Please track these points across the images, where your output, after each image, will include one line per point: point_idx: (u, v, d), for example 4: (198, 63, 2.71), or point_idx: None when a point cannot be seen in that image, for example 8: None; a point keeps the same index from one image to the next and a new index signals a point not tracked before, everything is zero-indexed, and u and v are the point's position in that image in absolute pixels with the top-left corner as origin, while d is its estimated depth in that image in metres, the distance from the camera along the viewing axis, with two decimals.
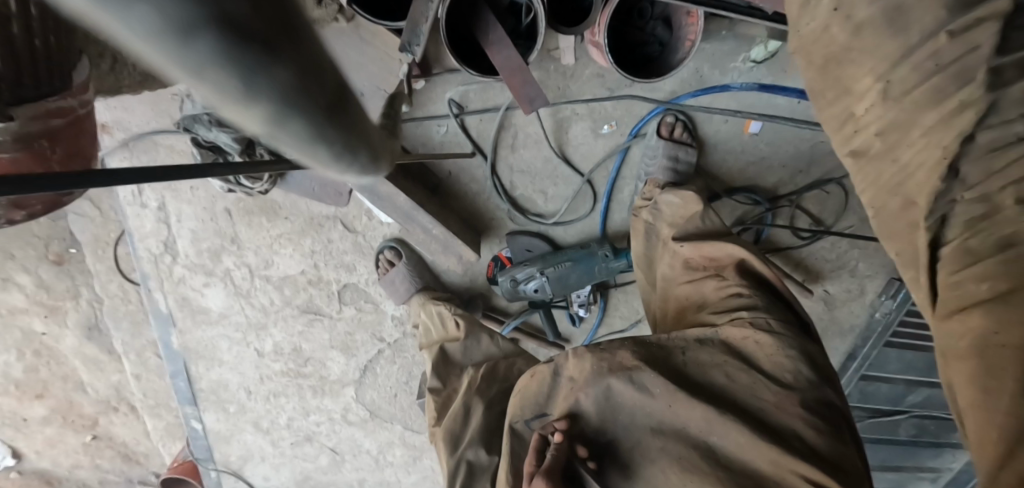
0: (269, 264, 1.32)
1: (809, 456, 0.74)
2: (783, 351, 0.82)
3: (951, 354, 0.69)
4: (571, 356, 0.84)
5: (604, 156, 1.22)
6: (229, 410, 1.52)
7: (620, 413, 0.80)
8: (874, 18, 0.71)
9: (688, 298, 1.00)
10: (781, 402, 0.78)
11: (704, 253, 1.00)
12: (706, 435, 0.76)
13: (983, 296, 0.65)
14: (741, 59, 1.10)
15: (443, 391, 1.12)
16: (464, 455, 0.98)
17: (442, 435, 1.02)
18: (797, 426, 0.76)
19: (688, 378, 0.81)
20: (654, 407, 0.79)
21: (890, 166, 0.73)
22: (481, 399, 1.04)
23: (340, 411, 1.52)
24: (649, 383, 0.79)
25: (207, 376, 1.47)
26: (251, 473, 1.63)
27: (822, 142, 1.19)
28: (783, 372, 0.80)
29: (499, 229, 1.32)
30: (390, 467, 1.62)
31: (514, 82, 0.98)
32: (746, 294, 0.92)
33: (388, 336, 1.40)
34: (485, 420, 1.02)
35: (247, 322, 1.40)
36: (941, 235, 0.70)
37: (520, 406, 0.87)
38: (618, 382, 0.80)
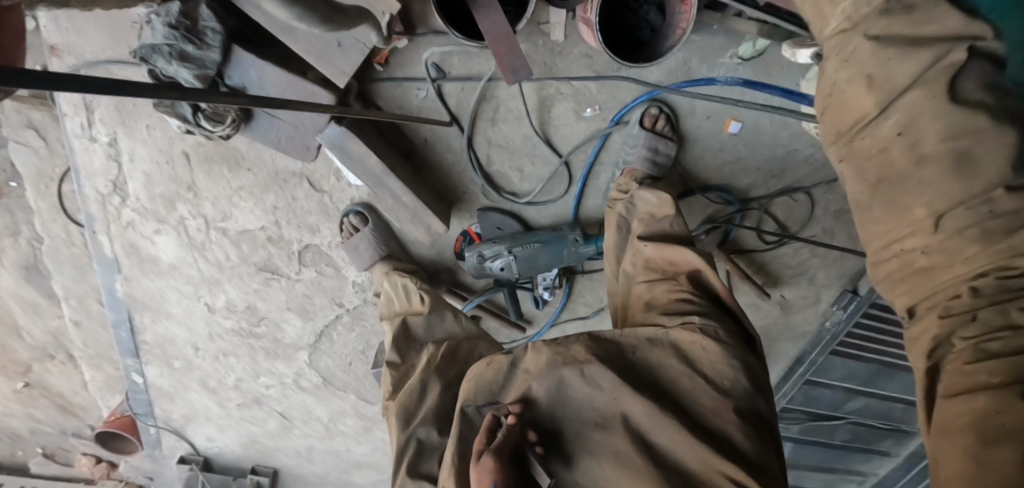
0: (227, 217, 1.27)
1: (737, 461, 0.73)
2: (728, 359, 0.79)
3: (942, 428, 0.66)
4: (529, 349, 0.83)
5: (583, 140, 1.20)
6: (174, 366, 1.46)
7: (569, 406, 0.79)
8: (943, 155, 0.68)
9: (640, 297, 0.98)
10: (719, 407, 0.77)
11: (665, 255, 0.98)
12: (643, 435, 0.76)
13: (988, 384, 0.63)
14: (729, 55, 1.08)
15: (401, 365, 1.08)
16: (415, 432, 0.95)
17: (396, 409, 0.98)
18: (728, 431, 0.76)
19: (632, 375, 0.79)
20: (599, 401, 0.78)
21: (931, 284, 0.72)
22: (439, 378, 1.02)
23: (292, 376, 1.47)
24: (599, 378, 0.78)
25: (152, 329, 1.41)
26: (194, 432, 1.57)
27: (795, 150, 1.18)
28: (723, 378, 0.79)
29: (470, 203, 1.29)
30: (340, 435, 1.57)
31: (499, 50, 0.97)
32: (698, 303, 0.90)
33: (348, 302, 1.37)
34: (441, 401, 0.99)
35: (200, 276, 1.34)
36: (960, 331, 0.68)
37: (473, 392, 0.85)
38: (571, 375, 0.79)
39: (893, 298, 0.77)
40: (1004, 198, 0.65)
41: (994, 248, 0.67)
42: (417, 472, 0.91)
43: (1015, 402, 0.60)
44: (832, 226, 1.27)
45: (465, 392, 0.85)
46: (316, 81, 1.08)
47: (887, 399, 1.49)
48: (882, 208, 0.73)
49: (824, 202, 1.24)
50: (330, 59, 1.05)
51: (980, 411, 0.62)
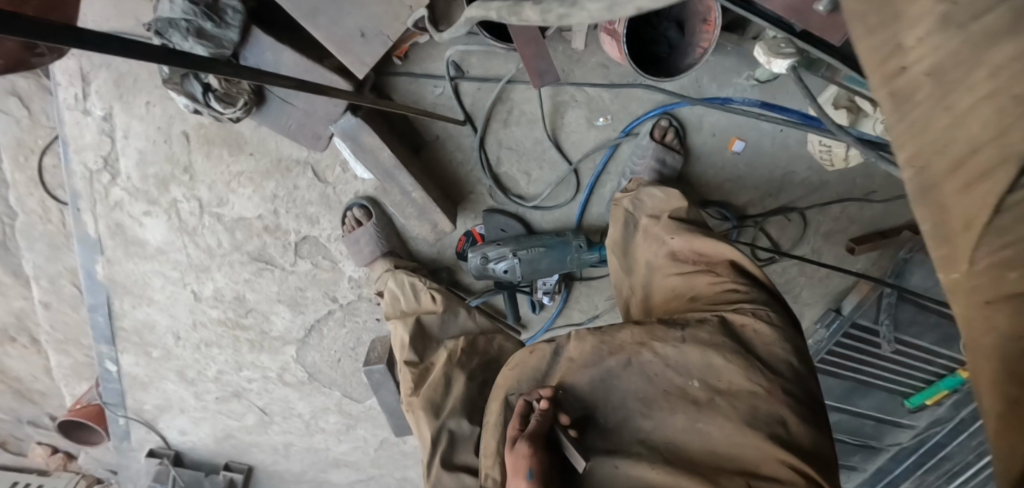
0: (223, 202, 1.23)
1: (790, 445, 0.77)
2: (779, 343, 0.85)
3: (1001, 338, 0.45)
4: (573, 338, 0.87)
5: (593, 147, 1.22)
6: (151, 354, 1.40)
7: (613, 393, 0.83)
8: None
9: (675, 288, 1.01)
10: (773, 389, 0.80)
11: (700, 247, 1.02)
12: (693, 422, 0.79)
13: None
14: (744, 77, 1.13)
15: (420, 364, 1.12)
16: (446, 424, 1.02)
17: (421, 403, 1.04)
18: (783, 413, 0.79)
19: (685, 360, 0.82)
20: (644, 391, 0.82)
21: (943, 119, 0.44)
22: (462, 370, 1.08)
23: (276, 370, 1.42)
24: (649, 368, 0.83)
25: (131, 314, 1.35)
26: (165, 425, 1.50)
27: (792, 173, 1.24)
28: (776, 359, 0.84)
29: (476, 203, 1.29)
30: (321, 433, 1.52)
31: (526, 52, 0.99)
32: (744, 290, 0.93)
33: (342, 297, 1.34)
34: (467, 392, 1.06)
35: (188, 262, 1.29)
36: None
37: (517, 379, 0.89)
38: (616, 365, 0.84)
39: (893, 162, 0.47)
40: None
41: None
42: (450, 464, 1.00)
43: None
44: (819, 247, 1.33)
45: (507, 379, 0.90)
46: (332, 70, 1.06)
47: (858, 415, 1.54)
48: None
49: (815, 224, 1.30)
50: (351, 49, 1.04)
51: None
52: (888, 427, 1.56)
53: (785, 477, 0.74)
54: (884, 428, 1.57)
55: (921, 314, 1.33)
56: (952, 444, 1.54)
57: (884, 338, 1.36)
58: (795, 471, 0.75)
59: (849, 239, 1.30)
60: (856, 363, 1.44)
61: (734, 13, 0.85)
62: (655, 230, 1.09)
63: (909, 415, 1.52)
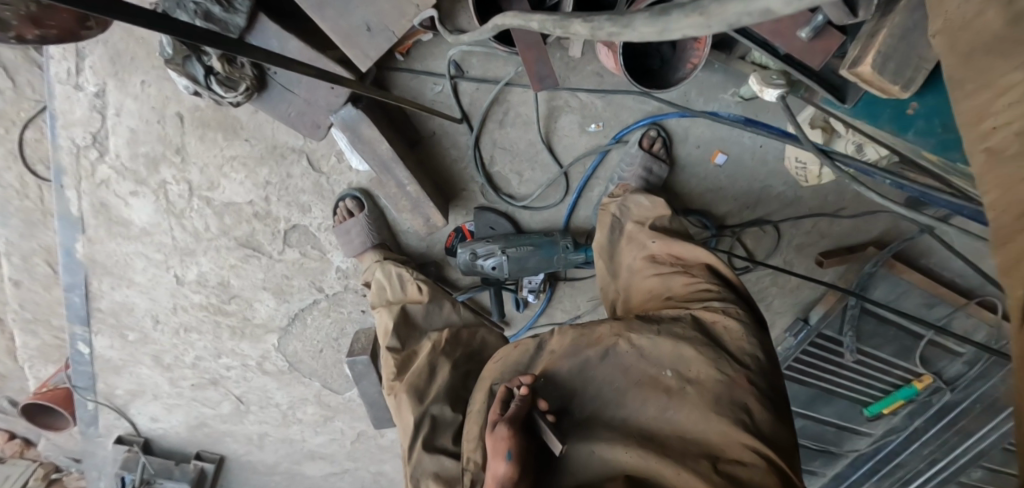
0: (214, 186, 1.23)
1: (755, 432, 0.80)
2: (747, 338, 0.90)
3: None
4: (555, 332, 0.92)
5: (583, 152, 1.27)
6: (127, 338, 1.37)
7: (589, 384, 0.87)
8: None
9: (652, 289, 1.06)
10: (739, 379, 0.84)
11: (675, 251, 1.08)
12: (664, 410, 0.83)
13: None
14: (730, 93, 1.20)
15: (402, 350, 1.14)
16: (429, 409, 1.03)
17: (404, 387, 1.05)
18: (747, 401, 0.82)
19: (658, 351, 0.87)
20: (620, 381, 0.86)
21: None
22: (446, 358, 1.10)
23: (256, 358, 1.41)
24: (623, 358, 0.88)
25: (109, 296, 1.32)
26: (136, 411, 1.47)
27: (769, 187, 1.30)
28: (743, 354, 0.88)
29: (467, 200, 1.31)
30: (297, 424, 1.51)
31: (528, 56, 1.03)
32: (716, 290, 0.98)
33: (328, 287, 1.34)
34: (450, 379, 1.07)
35: (173, 245, 1.28)
36: None
37: (501, 369, 0.93)
38: (593, 355, 0.88)
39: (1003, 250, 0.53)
40: None
41: None
42: (431, 446, 0.99)
43: None
44: (791, 258, 1.41)
45: (493, 370, 0.93)
46: (334, 60, 1.08)
47: (820, 422, 1.63)
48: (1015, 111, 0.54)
49: (788, 236, 1.38)
50: (354, 42, 1.05)
51: None
52: (848, 434, 1.64)
53: (748, 459, 0.77)
54: (844, 435, 1.65)
55: (881, 326, 1.42)
56: (906, 452, 1.63)
57: (848, 348, 1.43)
58: (757, 455, 0.77)
59: (819, 252, 1.39)
60: (821, 371, 1.52)
61: (736, 39, 0.94)
62: (639, 234, 1.14)
63: (868, 423, 1.61)
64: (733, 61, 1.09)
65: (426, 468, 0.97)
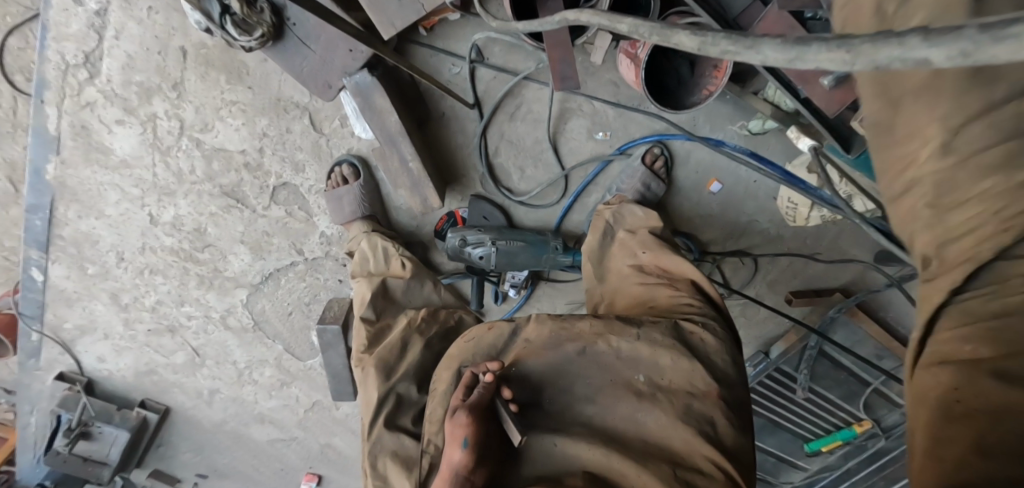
0: (206, 129, 1.18)
1: (717, 444, 0.81)
2: (721, 354, 0.91)
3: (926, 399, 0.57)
4: (532, 320, 0.92)
5: (586, 158, 1.27)
6: (86, 270, 1.30)
7: (563, 378, 0.88)
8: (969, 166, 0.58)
9: (637, 297, 1.08)
10: (709, 392, 0.85)
11: (661, 264, 1.11)
12: (633, 412, 0.84)
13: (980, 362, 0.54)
14: (738, 126, 1.23)
15: (376, 322, 1.13)
16: (395, 386, 1.02)
17: (373, 361, 1.04)
18: (712, 414, 0.84)
19: (636, 355, 0.88)
20: (594, 378, 0.87)
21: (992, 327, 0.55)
22: (420, 337, 1.08)
23: (221, 312, 1.36)
24: (599, 357, 0.88)
25: (74, 224, 1.25)
26: (83, 349, 1.40)
27: (755, 221, 1.35)
28: (717, 369, 0.89)
29: (465, 187, 1.31)
30: (252, 385, 1.47)
31: (554, 54, 1.03)
32: (698, 305, 1.00)
33: (308, 251, 1.30)
34: (421, 358, 1.06)
35: (152, 182, 1.23)
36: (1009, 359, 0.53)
37: (473, 352, 0.92)
38: (571, 350, 0.89)
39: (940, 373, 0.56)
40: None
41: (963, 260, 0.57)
42: (392, 424, 0.98)
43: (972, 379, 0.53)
44: (763, 293, 1.45)
45: (463, 351, 0.92)
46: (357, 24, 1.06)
47: (763, 451, 1.69)
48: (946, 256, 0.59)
49: (764, 271, 1.42)
50: (383, 9, 1.03)
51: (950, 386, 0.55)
52: (785, 466, 1.71)
53: (706, 470, 0.79)
54: (781, 466, 1.71)
55: (834, 369, 1.49)
56: None
57: (800, 385, 1.50)
58: (716, 467, 0.79)
59: (789, 291, 1.44)
60: (770, 403, 1.58)
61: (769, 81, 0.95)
62: (630, 242, 1.16)
63: (806, 458, 1.68)
64: (749, 95, 1.12)
65: (385, 445, 0.96)
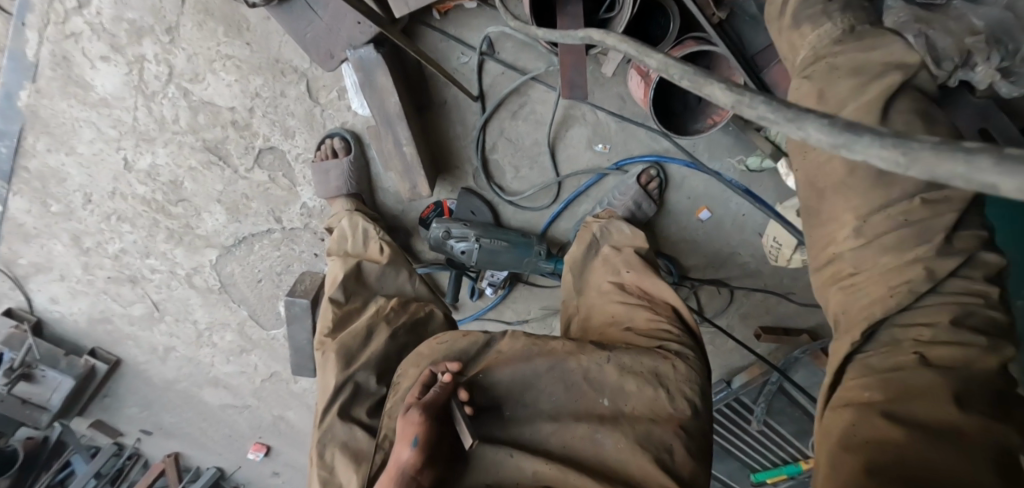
0: (196, 79, 1.13)
1: (674, 475, 0.78)
2: (691, 382, 0.86)
3: (830, 436, 0.65)
4: (507, 335, 0.90)
5: (582, 169, 1.25)
6: (49, 207, 1.24)
7: (527, 393, 0.85)
8: (888, 235, 0.66)
9: (615, 317, 1.06)
10: (673, 421, 0.82)
11: (643, 285, 1.09)
12: (592, 433, 0.81)
13: (873, 402, 0.64)
14: (737, 160, 1.23)
15: (345, 305, 1.10)
16: (354, 375, 0.99)
17: (335, 347, 1.01)
18: (673, 444, 0.80)
19: (603, 377, 0.85)
20: (558, 396, 0.85)
21: (890, 375, 0.65)
22: (387, 327, 1.05)
23: (187, 269, 1.32)
24: (566, 375, 0.86)
25: (42, 157, 1.19)
26: (37, 286, 1.35)
27: (737, 254, 1.35)
28: (686, 398, 0.84)
29: (456, 179, 1.28)
30: (210, 347, 1.43)
31: (567, 60, 1.00)
32: (676, 332, 0.97)
33: (287, 220, 1.26)
34: (386, 347, 1.03)
35: (132, 126, 1.17)
36: (901, 402, 0.63)
37: (442, 355, 0.90)
38: (540, 366, 0.86)
39: (843, 413, 0.65)
40: (926, 262, 0.65)
41: (867, 314, 0.68)
42: (345, 414, 0.96)
43: (870, 419, 0.62)
44: (734, 324, 1.47)
45: (433, 352, 0.91)
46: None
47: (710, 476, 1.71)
48: (854, 311, 0.69)
49: (738, 303, 1.44)
50: None
51: (851, 424, 0.64)
52: None
53: None
54: None
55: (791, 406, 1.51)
56: None
57: (756, 417, 1.51)
58: None
59: (760, 326, 1.45)
60: (725, 430, 1.60)
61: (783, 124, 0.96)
62: (613, 260, 1.14)
63: None
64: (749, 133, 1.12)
65: (335, 436, 0.94)
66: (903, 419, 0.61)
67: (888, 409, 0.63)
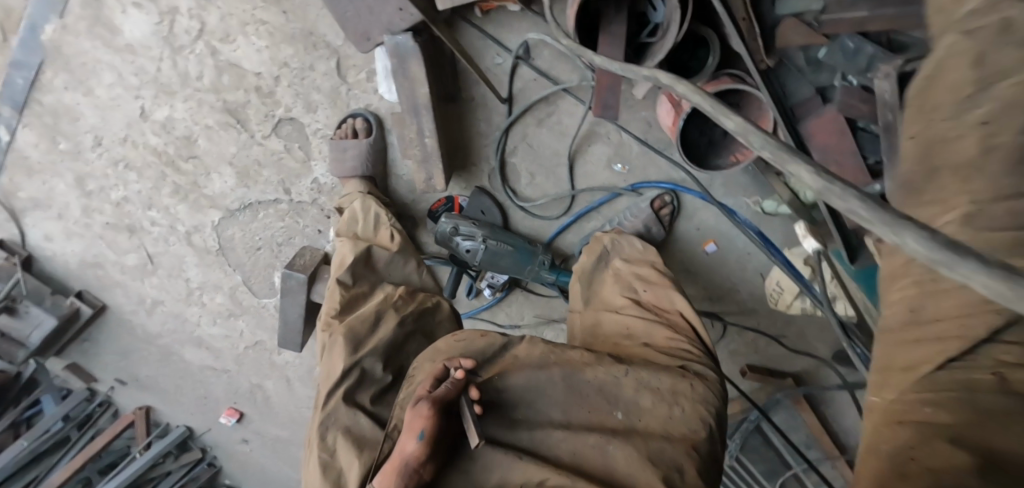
0: (227, 40, 1.11)
1: None
2: (708, 407, 0.84)
3: (875, 456, 0.54)
4: (525, 341, 0.90)
5: (598, 185, 1.25)
6: (59, 145, 1.23)
7: (539, 399, 0.83)
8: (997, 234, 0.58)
9: (630, 331, 1.04)
10: (686, 440, 0.79)
11: (660, 304, 1.08)
12: (603, 443, 0.77)
13: (934, 422, 0.53)
14: (753, 201, 1.23)
15: (351, 288, 1.10)
16: (361, 360, 0.97)
17: (344, 330, 1.00)
18: (684, 462, 0.76)
19: (618, 390, 0.84)
20: (571, 404, 0.83)
21: (961, 395, 0.54)
22: (394, 313, 1.04)
23: (187, 226, 1.30)
24: (581, 385, 0.84)
25: (58, 94, 1.18)
26: (33, 222, 1.33)
27: (737, 291, 1.36)
28: (701, 422, 0.82)
29: (472, 177, 1.28)
30: (197, 306, 1.42)
31: (603, 80, 1.00)
32: (694, 355, 0.96)
33: (296, 193, 1.25)
34: (393, 335, 1.01)
35: (154, 76, 1.15)
36: (972, 428, 0.51)
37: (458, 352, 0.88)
38: (556, 373, 0.85)
39: (899, 431, 0.54)
40: None
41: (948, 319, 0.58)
42: (350, 399, 0.93)
43: (931, 442, 0.51)
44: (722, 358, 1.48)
45: (450, 348, 0.89)
46: None
47: None
48: (931, 317, 0.59)
49: (729, 339, 1.45)
50: None
51: (903, 446, 0.53)
52: None
53: None
54: None
55: (765, 446, 1.51)
56: None
57: (729, 453, 1.51)
58: None
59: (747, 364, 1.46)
60: None
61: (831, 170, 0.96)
62: (626, 275, 1.12)
63: None
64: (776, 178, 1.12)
65: (337, 420, 0.90)
66: (971, 447, 0.50)
67: (953, 431, 0.51)
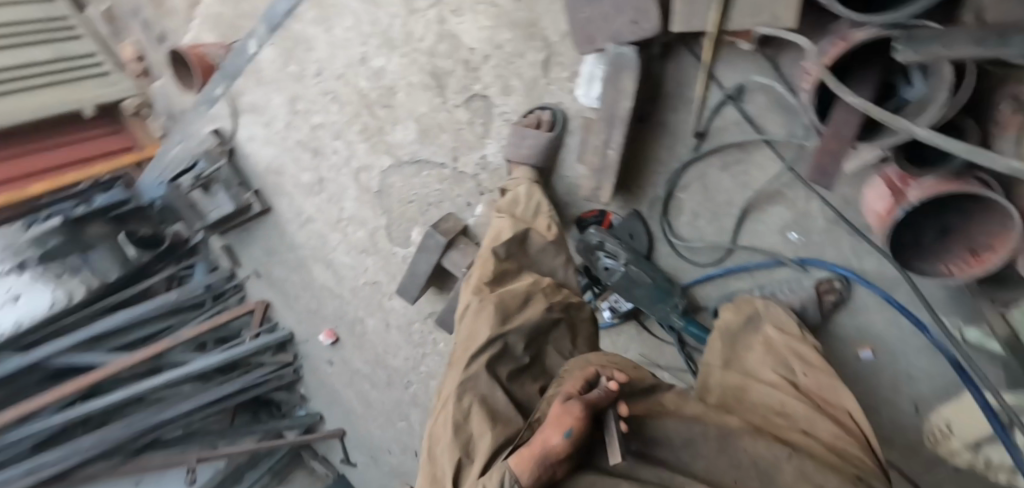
0: (457, 11, 1.18)
1: None
2: None
3: None
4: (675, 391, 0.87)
5: (762, 247, 1.16)
6: (290, 65, 1.39)
7: (682, 448, 0.78)
8: None
9: (785, 410, 0.94)
10: None
11: (827, 394, 0.95)
12: None
13: None
14: (954, 324, 1.05)
15: (502, 261, 1.10)
16: (507, 335, 0.94)
17: (496, 300, 0.99)
18: None
19: (775, 469, 0.75)
20: (720, 466, 0.76)
21: None
22: (543, 300, 1.03)
23: (360, 163, 1.41)
24: (735, 451, 0.77)
25: (305, 24, 1.33)
26: (245, 121, 1.51)
27: (875, 414, 1.15)
28: None
29: (633, 200, 1.24)
30: (341, 235, 1.53)
31: (827, 145, 0.90)
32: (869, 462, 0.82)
33: (462, 163, 1.30)
34: (540, 317, 0.98)
35: (385, 28, 1.26)
36: None
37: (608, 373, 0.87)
38: (706, 429, 0.79)
39: None
40: None
41: None
42: (491, 368, 0.90)
43: None
44: None
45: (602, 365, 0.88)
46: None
47: None
48: None
49: None
50: None
51: None
52: None
53: None
54: None
55: None
56: None
57: None
58: None
59: None
60: None
61: None
62: (786, 349, 1.02)
63: None
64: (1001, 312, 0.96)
65: (478, 385, 0.87)
66: None
67: None
